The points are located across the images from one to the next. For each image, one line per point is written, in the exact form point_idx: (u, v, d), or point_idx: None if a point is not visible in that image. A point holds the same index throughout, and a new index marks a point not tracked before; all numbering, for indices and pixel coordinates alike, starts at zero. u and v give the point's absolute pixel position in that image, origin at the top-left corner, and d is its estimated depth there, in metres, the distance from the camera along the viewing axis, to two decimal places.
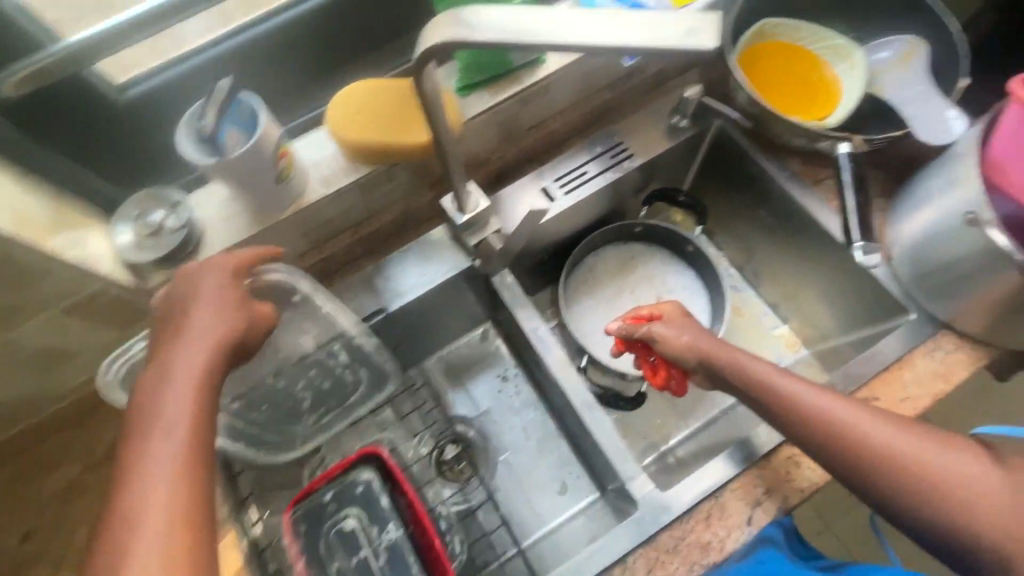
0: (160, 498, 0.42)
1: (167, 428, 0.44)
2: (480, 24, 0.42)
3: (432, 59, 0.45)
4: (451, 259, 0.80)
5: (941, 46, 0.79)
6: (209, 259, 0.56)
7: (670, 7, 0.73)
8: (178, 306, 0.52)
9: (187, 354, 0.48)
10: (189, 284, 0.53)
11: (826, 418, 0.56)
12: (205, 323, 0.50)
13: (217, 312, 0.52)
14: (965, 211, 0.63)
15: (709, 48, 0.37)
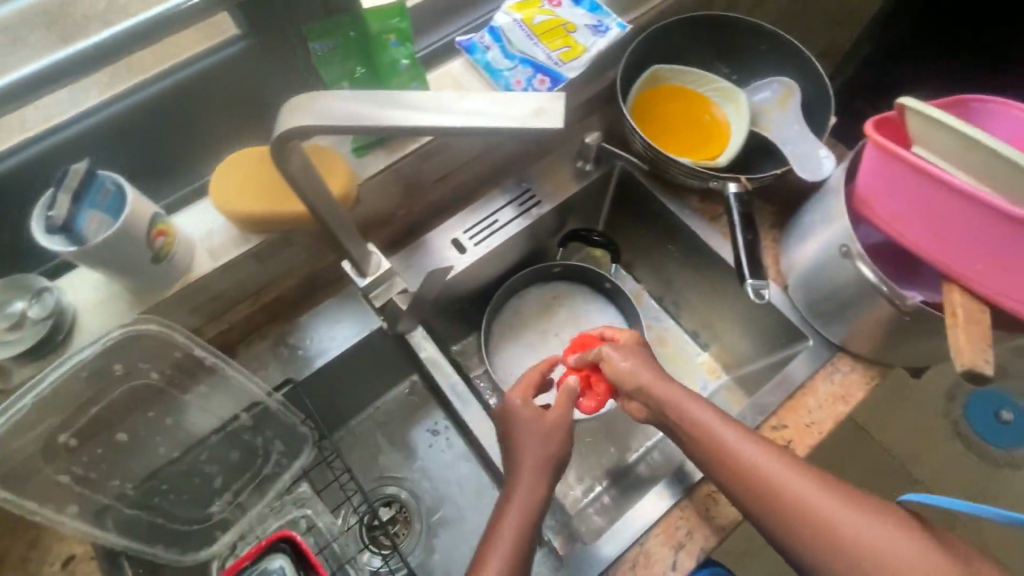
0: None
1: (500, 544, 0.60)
2: (334, 109, 0.42)
3: (292, 140, 0.43)
4: (363, 320, 0.78)
5: (811, 87, 0.85)
6: (518, 386, 0.70)
7: (559, 60, 0.75)
8: (503, 435, 0.68)
9: (520, 476, 0.64)
10: (508, 418, 0.68)
11: (746, 467, 0.57)
12: (528, 448, 0.65)
13: (531, 449, 0.65)
14: (841, 244, 0.67)
15: (556, 128, 0.38)
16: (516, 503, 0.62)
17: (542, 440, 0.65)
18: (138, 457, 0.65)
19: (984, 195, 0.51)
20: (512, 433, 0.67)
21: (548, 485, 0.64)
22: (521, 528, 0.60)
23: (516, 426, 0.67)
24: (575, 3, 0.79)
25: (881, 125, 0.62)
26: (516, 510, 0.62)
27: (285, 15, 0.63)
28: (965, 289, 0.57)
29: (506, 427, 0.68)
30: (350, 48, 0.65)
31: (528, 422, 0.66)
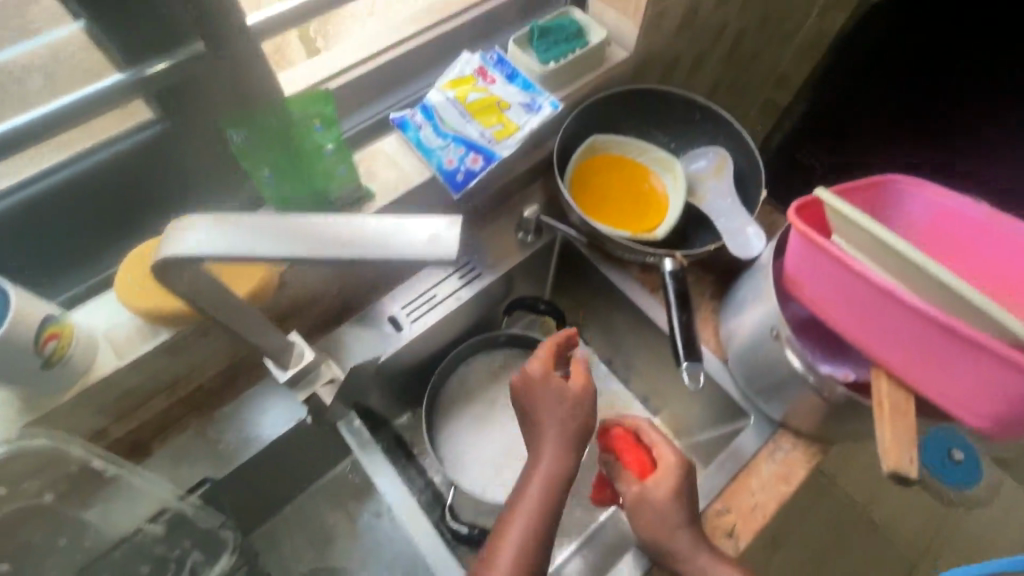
0: (512, 550, 0.57)
1: (523, 507, 0.60)
2: (210, 234, 0.37)
3: (169, 267, 0.39)
4: (285, 414, 0.73)
5: (744, 158, 0.87)
6: (539, 352, 0.70)
7: (491, 138, 0.75)
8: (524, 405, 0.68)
9: (545, 441, 0.64)
10: (529, 390, 0.67)
11: None
12: (551, 414, 0.65)
13: (552, 413, 0.65)
14: (771, 326, 0.68)
15: (450, 259, 0.36)
16: (538, 480, 0.62)
17: (564, 406, 0.66)
18: None
19: (907, 296, 0.51)
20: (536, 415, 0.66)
21: (573, 450, 0.64)
22: (543, 488, 0.61)
23: (542, 404, 0.66)
24: (508, 80, 0.79)
25: (805, 207, 0.62)
26: (541, 472, 0.62)
27: (199, 103, 0.61)
28: (890, 375, 0.58)
29: (527, 397, 0.68)
30: (270, 134, 0.63)
31: (551, 394, 0.67)
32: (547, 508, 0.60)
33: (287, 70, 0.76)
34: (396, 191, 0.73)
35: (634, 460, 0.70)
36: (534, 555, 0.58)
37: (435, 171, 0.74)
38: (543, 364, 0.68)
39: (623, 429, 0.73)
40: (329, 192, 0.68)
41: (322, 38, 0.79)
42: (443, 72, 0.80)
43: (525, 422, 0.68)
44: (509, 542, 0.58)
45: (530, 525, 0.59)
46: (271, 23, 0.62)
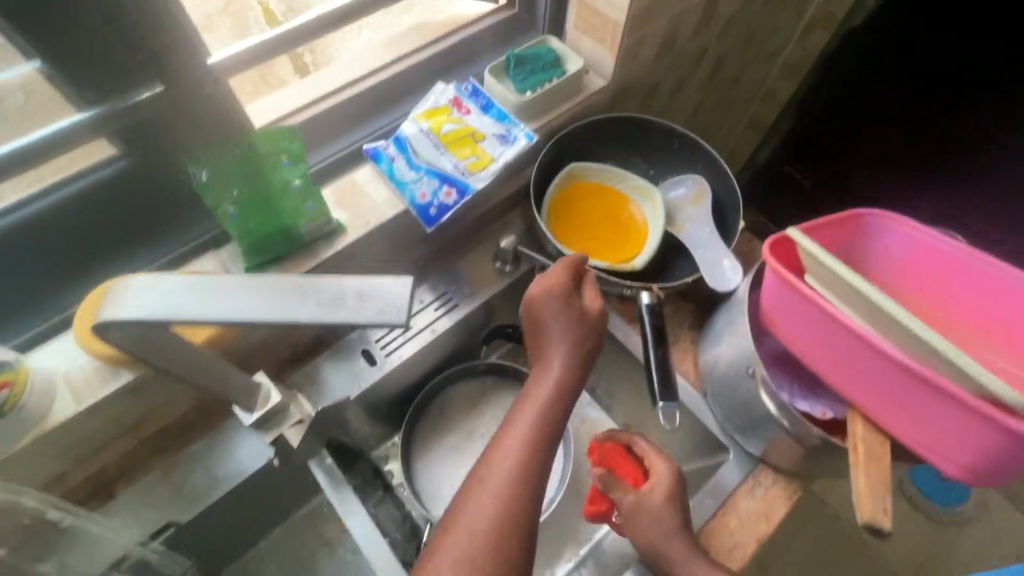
0: (505, 462, 0.55)
1: (519, 423, 0.58)
2: (156, 296, 0.36)
3: (107, 330, 0.37)
4: (248, 458, 0.71)
5: (723, 187, 0.86)
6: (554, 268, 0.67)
7: (465, 170, 0.74)
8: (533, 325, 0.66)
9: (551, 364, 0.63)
10: (539, 310, 0.65)
11: None
12: (557, 336, 0.64)
13: (559, 334, 0.64)
14: (747, 365, 0.67)
15: (402, 324, 0.35)
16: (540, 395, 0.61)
17: (571, 330, 0.64)
18: None
19: (884, 345, 0.50)
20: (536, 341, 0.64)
21: (576, 374, 0.63)
22: (543, 413, 0.59)
23: (545, 327, 0.64)
24: (482, 111, 0.79)
25: (777, 244, 0.62)
26: (541, 390, 0.61)
27: (161, 143, 0.60)
28: (866, 418, 0.57)
29: (536, 317, 0.66)
30: (238, 172, 0.62)
31: (560, 316, 0.64)
32: (545, 430, 0.58)
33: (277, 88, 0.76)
34: (368, 225, 0.72)
35: (624, 471, 0.72)
36: (538, 462, 0.56)
37: (408, 205, 0.73)
38: (558, 282, 0.65)
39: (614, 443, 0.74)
40: (299, 228, 0.67)
41: (313, 62, 0.79)
42: (417, 103, 0.79)
43: (532, 341, 0.67)
44: (503, 452, 0.56)
45: (532, 440, 0.57)
46: (230, 60, 0.63)
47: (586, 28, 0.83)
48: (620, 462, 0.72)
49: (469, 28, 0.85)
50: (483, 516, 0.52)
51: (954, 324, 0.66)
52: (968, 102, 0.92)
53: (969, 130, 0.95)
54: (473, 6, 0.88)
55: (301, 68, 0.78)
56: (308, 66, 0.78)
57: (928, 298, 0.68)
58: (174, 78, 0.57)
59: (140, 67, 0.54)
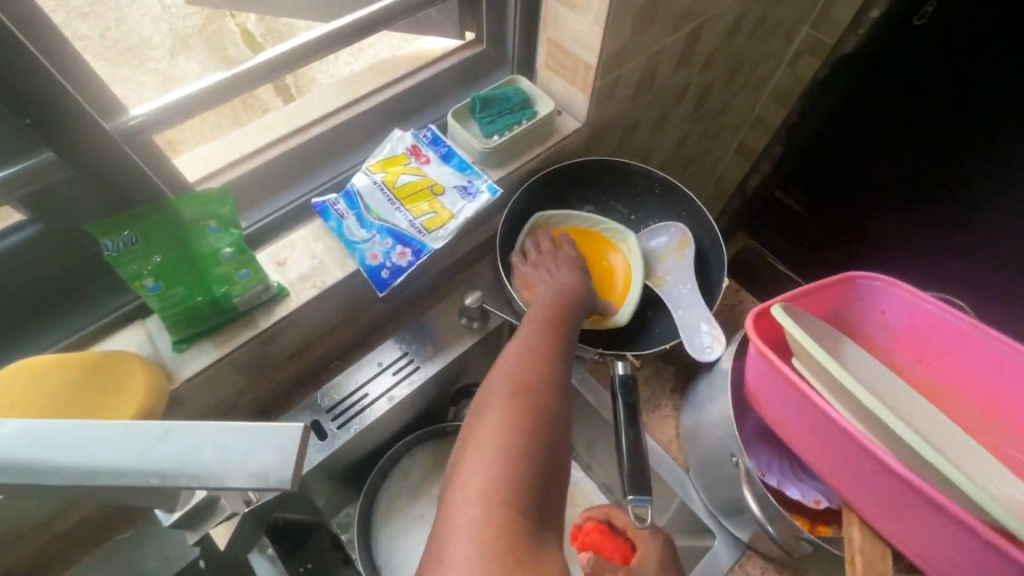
0: (507, 364, 0.56)
1: (518, 338, 0.61)
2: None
3: None
4: (177, 547, 0.63)
5: (706, 237, 0.80)
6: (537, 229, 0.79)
7: (422, 228, 0.68)
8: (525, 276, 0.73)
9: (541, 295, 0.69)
10: (532, 265, 0.74)
11: None
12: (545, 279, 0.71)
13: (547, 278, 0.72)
14: (730, 452, 0.60)
15: (285, 489, 0.29)
16: (539, 312, 0.65)
17: (556, 272, 0.72)
18: None
19: (883, 454, 0.44)
20: (547, 278, 0.72)
21: (569, 304, 0.68)
22: (539, 327, 0.62)
23: (546, 266, 0.73)
24: (443, 160, 0.73)
25: (758, 319, 0.55)
26: (536, 310, 0.66)
27: (70, 209, 0.54)
28: (864, 522, 0.50)
29: (526, 271, 0.74)
30: (161, 241, 0.55)
31: (547, 265, 0.74)
32: (544, 341, 0.60)
33: (260, 115, 0.71)
34: (314, 288, 0.65)
35: (610, 551, 0.61)
36: (547, 358, 0.57)
37: (358, 266, 0.66)
38: (545, 239, 0.77)
39: (592, 520, 0.64)
40: (233, 296, 0.61)
41: (296, 85, 0.73)
42: (373, 152, 0.73)
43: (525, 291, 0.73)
44: (509, 357, 0.57)
45: (530, 343, 0.59)
46: (200, 96, 0.57)
47: (557, 67, 0.77)
48: (602, 541, 0.62)
49: (433, 66, 0.79)
50: (513, 375, 0.54)
51: (957, 400, 0.59)
52: (971, 108, 0.90)
53: (963, 135, 0.93)
54: (439, 41, 0.82)
55: (284, 92, 0.73)
56: (291, 89, 0.73)
57: (929, 368, 0.61)
58: (76, 144, 0.50)
59: (34, 133, 0.48)
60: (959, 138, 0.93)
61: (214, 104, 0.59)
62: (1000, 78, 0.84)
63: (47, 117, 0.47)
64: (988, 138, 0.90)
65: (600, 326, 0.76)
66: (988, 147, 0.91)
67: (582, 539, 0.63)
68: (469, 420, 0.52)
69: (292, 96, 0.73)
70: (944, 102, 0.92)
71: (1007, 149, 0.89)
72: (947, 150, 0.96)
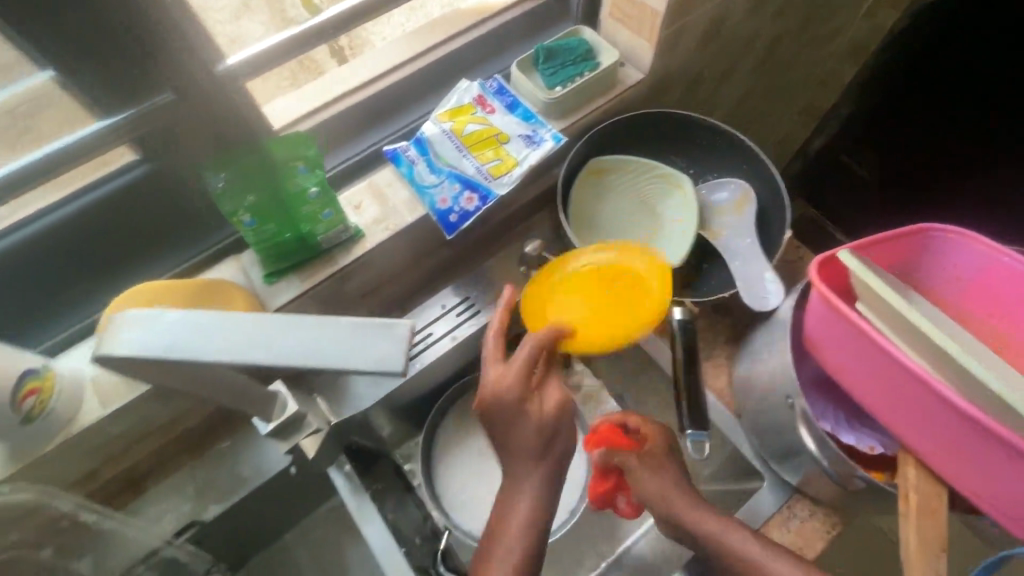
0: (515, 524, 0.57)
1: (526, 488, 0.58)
2: (137, 336, 0.34)
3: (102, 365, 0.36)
4: (267, 460, 0.72)
5: (769, 192, 0.79)
6: (590, 168, 0.81)
7: (487, 174, 0.71)
8: (500, 418, 0.57)
9: (529, 449, 0.57)
10: (509, 412, 0.56)
11: None
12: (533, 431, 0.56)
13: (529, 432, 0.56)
14: (787, 395, 0.61)
15: (399, 374, 0.34)
16: (538, 470, 0.58)
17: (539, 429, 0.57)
18: None
19: (950, 394, 0.44)
20: (527, 436, 0.57)
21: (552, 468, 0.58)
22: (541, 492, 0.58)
23: (525, 421, 0.56)
24: (508, 110, 0.75)
25: (821, 265, 0.55)
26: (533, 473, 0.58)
27: (180, 150, 0.60)
28: (920, 463, 0.51)
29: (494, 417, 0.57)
30: (253, 179, 0.60)
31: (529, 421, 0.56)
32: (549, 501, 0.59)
33: (318, 77, 0.74)
34: (386, 232, 0.70)
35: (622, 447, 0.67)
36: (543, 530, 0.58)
37: (428, 210, 0.70)
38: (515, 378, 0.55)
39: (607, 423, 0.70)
40: (317, 235, 0.66)
41: (350, 47, 0.76)
42: (440, 102, 0.76)
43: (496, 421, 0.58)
44: (513, 524, 0.57)
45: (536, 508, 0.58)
46: (289, 42, 0.64)
47: (621, 17, 0.77)
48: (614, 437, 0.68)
49: (498, 19, 0.80)
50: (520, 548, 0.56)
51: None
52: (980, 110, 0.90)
53: (966, 145, 0.94)
54: None
55: (338, 54, 0.76)
56: (345, 52, 0.76)
57: (1000, 322, 0.60)
58: (189, 87, 0.56)
59: (154, 77, 0.54)
60: (957, 137, 0.94)
61: (300, 49, 0.66)
62: (1007, 79, 0.84)
63: (164, 62, 0.53)
64: (989, 140, 0.91)
65: None
66: (983, 152, 0.92)
67: (596, 437, 0.69)
68: (480, 542, 0.58)
69: (346, 58, 0.77)
70: (966, 98, 0.91)
71: (1008, 153, 0.89)
72: (951, 148, 0.96)
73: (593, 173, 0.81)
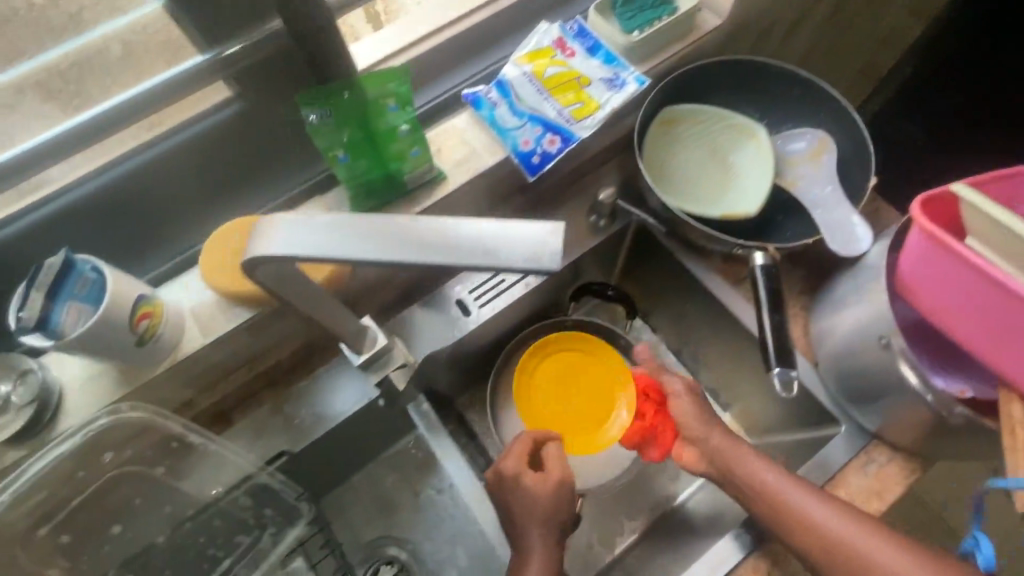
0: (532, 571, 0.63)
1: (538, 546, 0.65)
2: (302, 241, 0.37)
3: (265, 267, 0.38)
4: (345, 400, 0.74)
5: (851, 141, 0.78)
6: (663, 116, 0.80)
7: (569, 117, 0.70)
8: (507, 490, 0.68)
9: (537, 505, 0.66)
10: (516, 485, 0.67)
11: (814, 524, 0.58)
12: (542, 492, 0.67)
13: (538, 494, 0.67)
14: (880, 334, 0.62)
15: (553, 271, 0.35)
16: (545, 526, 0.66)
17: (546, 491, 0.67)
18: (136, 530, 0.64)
19: None
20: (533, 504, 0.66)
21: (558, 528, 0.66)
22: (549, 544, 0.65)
23: (529, 492, 0.67)
24: (589, 53, 0.74)
25: (925, 203, 0.55)
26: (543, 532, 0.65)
27: (279, 84, 0.61)
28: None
29: (501, 493, 0.68)
30: (348, 116, 0.61)
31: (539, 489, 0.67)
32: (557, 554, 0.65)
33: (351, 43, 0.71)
34: (468, 173, 0.70)
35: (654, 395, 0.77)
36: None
37: (510, 152, 0.70)
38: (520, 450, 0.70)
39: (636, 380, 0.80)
40: (405, 173, 0.66)
41: (386, 11, 0.73)
42: (518, 46, 0.76)
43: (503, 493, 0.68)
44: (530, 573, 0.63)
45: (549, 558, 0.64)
46: None
47: None
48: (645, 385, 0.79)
49: None
50: None
51: None
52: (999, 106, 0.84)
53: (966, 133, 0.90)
54: None
55: (374, 18, 0.73)
56: (381, 16, 0.73)
57: None
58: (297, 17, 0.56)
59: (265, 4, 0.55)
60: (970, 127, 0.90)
61: None
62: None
63: None
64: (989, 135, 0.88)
65: (730, 218, 0.77)
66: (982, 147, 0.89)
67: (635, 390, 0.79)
68: None
69: (382, 22, 0.73)
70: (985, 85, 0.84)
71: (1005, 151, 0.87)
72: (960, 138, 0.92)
73: (667, 121, 0.80)
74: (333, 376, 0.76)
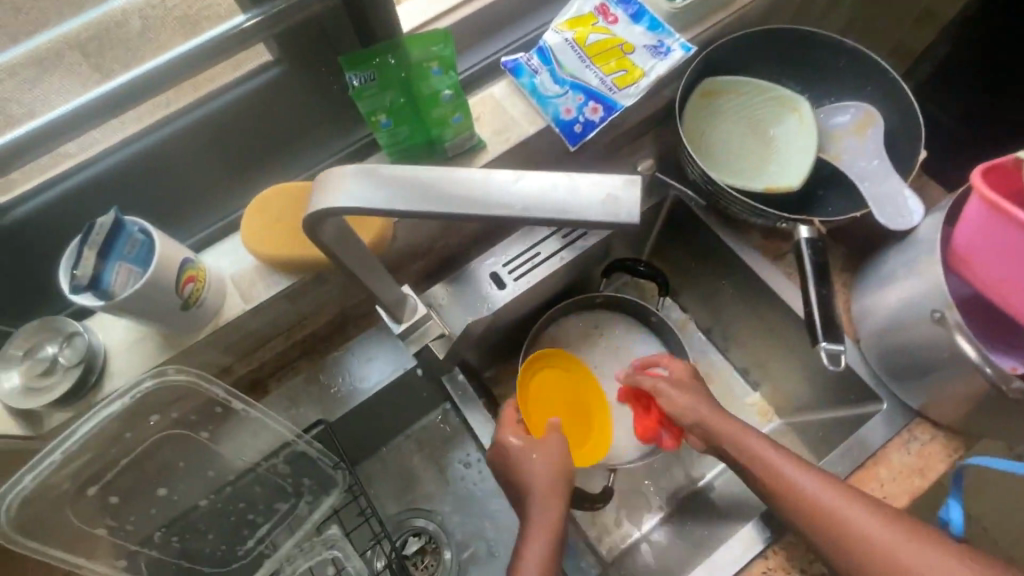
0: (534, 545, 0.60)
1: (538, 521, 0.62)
2: (368, 192, 0.37)
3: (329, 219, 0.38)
4: (377, 372, 0.74)
5: (899, 115, 0.76)
6: (703, 87, 0.78)
7: (613, 85, 0.69)
8: (509, 467, 0.66)
9: (539, 477, 0.64)
10: (517, 460, 0.66)
11: (820, 505, 0.56)
12: (543, 467, 0.65)
13: (542, 467, 0.65)
14: (933, 308, 0.60)
15: (630, 224, 0.35)
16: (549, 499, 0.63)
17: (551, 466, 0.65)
18: (178, 492, 0.64)
19: None
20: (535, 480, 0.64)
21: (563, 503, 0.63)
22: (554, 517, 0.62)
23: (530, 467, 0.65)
24: (632, 20, 0.72)
25: (987, 172, 0.53)
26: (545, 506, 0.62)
27: (322, 46, 0.60)
28: None
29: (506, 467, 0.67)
30: (390, 78, 0.59)
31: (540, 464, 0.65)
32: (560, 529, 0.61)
33: None
34: (507, 143, 0.69)
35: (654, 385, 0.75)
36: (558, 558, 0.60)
37: (551, 120, 0.69)
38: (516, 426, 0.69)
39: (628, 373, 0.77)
40: (445, 138, 0.65)
41: None
42: (558, 13, 0.74)
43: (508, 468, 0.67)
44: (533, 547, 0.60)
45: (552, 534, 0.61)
46: None
47: None
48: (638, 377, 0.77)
49: None
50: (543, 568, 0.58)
51: None
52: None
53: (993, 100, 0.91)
54: None
55: None
56: None
57: None
58: None
59: None
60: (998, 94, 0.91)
61: None
62: None
63: None
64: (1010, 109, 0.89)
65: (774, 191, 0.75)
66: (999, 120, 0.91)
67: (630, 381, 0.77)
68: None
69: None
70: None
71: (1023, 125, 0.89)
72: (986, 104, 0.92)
73: (707, 93, 0.79)
74: (366, 347, 0.76)
